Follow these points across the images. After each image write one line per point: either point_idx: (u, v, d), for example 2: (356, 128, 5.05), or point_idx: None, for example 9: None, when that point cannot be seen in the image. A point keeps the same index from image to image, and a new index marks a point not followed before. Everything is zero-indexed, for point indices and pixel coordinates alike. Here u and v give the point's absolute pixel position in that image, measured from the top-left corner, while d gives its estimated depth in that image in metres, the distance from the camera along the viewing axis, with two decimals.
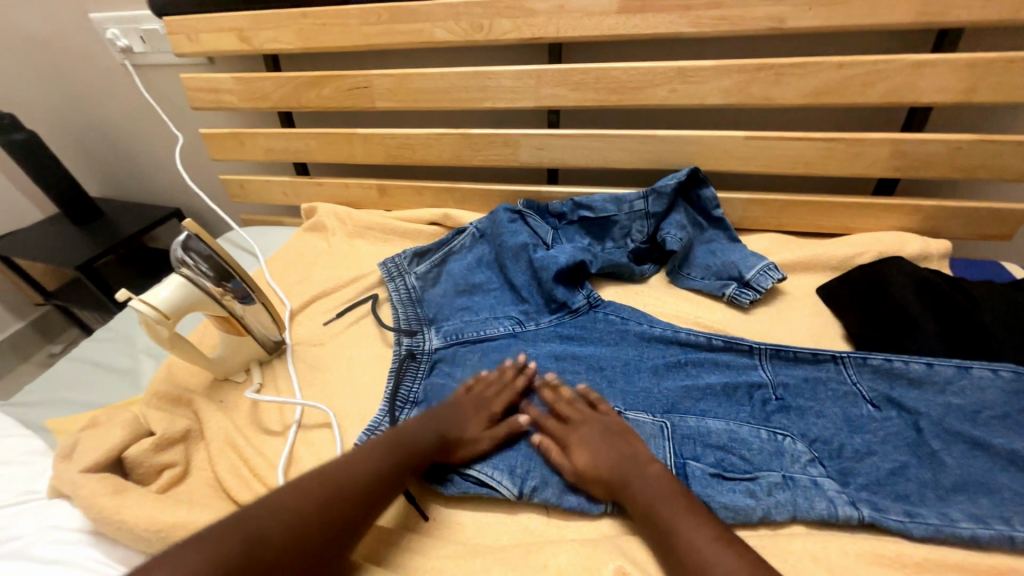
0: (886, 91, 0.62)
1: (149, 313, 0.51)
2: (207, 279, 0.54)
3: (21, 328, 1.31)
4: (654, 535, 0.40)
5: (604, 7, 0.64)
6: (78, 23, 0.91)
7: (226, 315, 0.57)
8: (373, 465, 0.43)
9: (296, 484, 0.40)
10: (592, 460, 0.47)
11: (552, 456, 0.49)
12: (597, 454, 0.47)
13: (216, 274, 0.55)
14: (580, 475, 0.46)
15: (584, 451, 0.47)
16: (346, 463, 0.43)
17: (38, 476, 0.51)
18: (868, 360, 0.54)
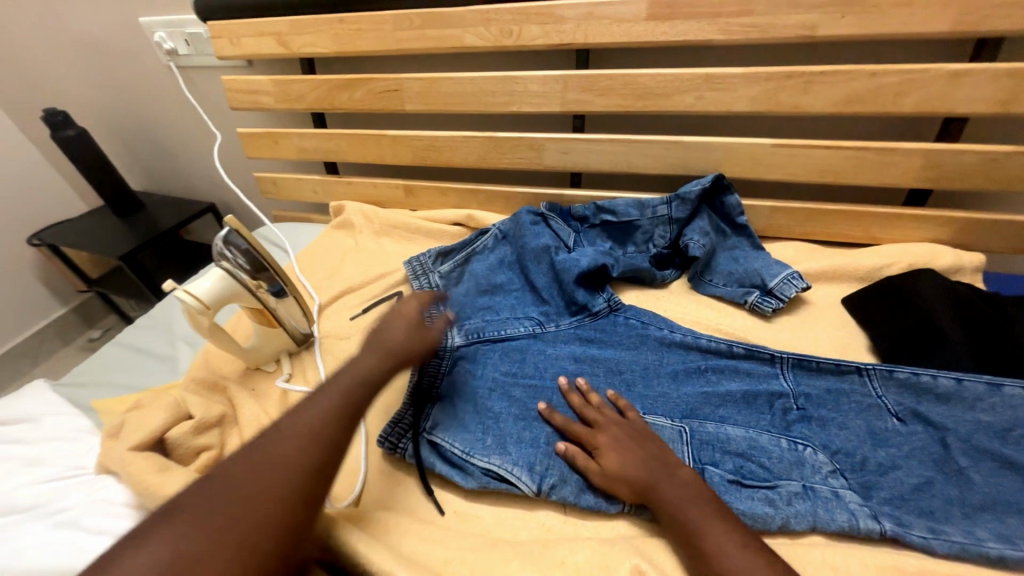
0: (920, 101, 0.61)
1: (192, 303, 0.53)
2: (244, 272, 0.57)
3: (63, 314, 1.38)
4: (682, 540, 0.41)
5: (633, 14, 0.64)
6: (127, 26, 0.96)
7: (260, 307, 0.60)
8: (322, 409, 0.42)
9: (253, 446, 0.38)
10: (623, 467, 0.46)
11: (578, 461, 0.48)
12: (628, 459, 0.47)
13: (252, 267, 0.59)
14: (612, 481, 0.46)
15: (614, 459, 0.47)
16: (280, 430, 0.40)
17: (85, 451, 0.54)
18: (895, 373, 0.53)
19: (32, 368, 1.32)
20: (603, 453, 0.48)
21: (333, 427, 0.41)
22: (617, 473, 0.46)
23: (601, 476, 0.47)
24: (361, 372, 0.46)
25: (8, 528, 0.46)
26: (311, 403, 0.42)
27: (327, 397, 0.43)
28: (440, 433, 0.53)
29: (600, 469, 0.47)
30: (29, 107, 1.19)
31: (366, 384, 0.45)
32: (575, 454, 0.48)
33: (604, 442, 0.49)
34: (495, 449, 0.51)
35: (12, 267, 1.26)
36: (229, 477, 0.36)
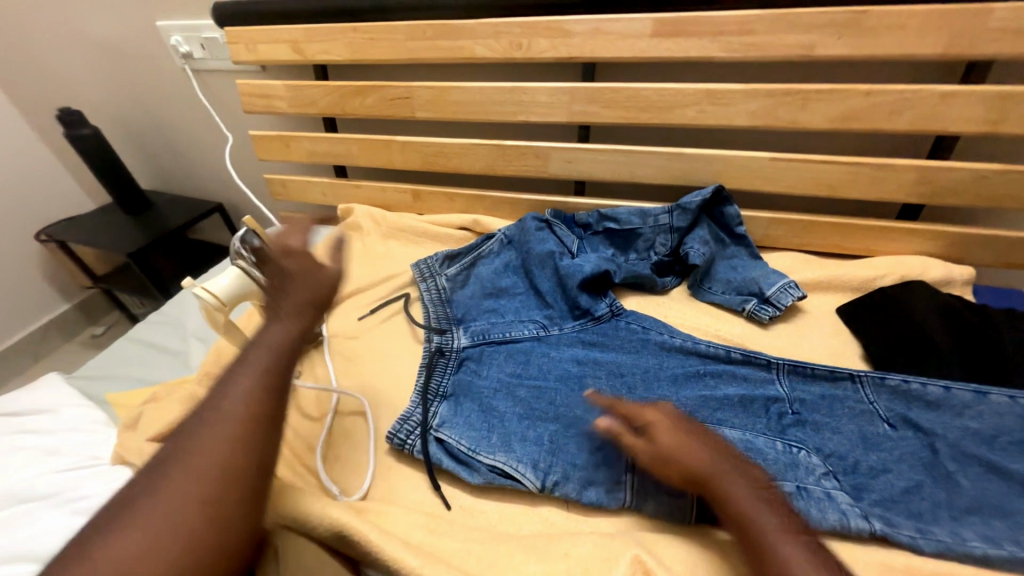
0: (912, 119, 0.63)
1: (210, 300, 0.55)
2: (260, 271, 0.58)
3: (67, 310, 1.39)
4: (738, 534, 0.38)
5: (639, 30, 0.67)
6: (144, 29, 0.98)
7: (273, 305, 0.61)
8: (247, 385, 0.38)
9: (180, 441, 0.34)
10: (678, 449, 0.44)
11: (630, 440, 0.46)
12: (682, 442, 0.44)
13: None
14: (664, 463, 0.43)
15: (668, 440, 0.44)
16: (198, 445, 0.34)
17: (102, 443, 0.56)
18: (886, 380, 0.55)
19: (32, 363, 1.33)
20: (655, 433, 0.45)
21: (264, 396, 0.37)
22: (670, 455, 0.43)
23: (653, 457, 0.44)
24: (277, 339, 0.41)
25: (27, 515, 0.47)
26: (227, 401, 0.36)
27: (246, 386, 0.37)
28: (447, 431, 0.55)
29: (652, 450, 0.44)
30: (41, 105, 1.21)
31: (289, 349, 0.41)
32: (624, 433, 0.46)
33: (655, 421, 0.46)
34: (501, 447, 0.53)
35: (18, 262, 1.27)
36: (153, 516, 0.31)
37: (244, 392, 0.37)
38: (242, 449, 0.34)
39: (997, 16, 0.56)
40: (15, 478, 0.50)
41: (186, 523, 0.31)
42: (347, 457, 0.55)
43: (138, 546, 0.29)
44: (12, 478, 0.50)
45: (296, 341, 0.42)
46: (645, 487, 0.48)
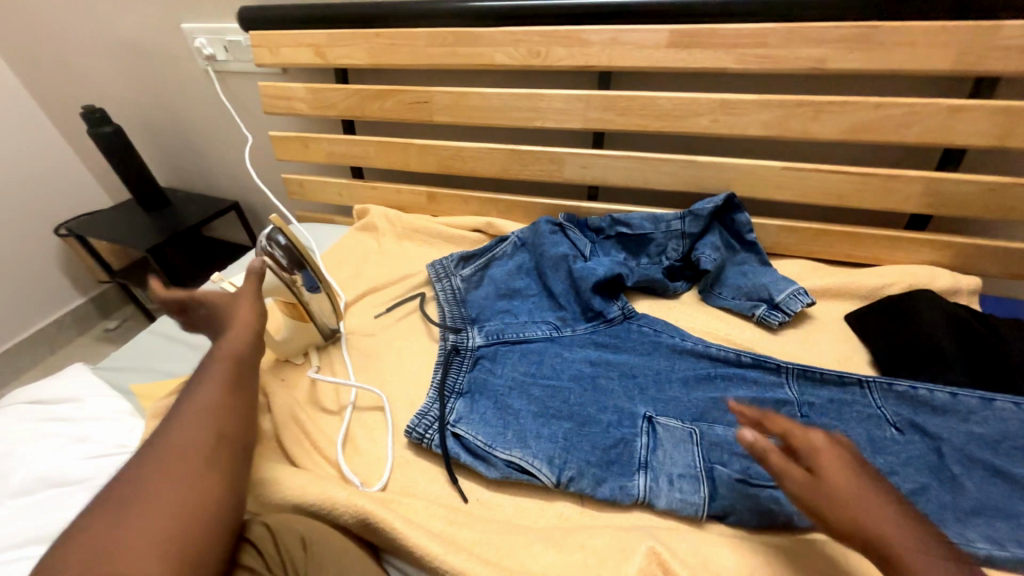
0: (921, 132, 0.65)
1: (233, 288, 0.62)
2: (284, 269, 0.61)
3: (82, 303, 1.41)
4: None
5: (655, 41, 0.69)
6: (169, 30, 1.01)
7: (294, 300, 0.63)
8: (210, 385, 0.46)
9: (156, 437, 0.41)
10: (846, 491, 0.39)
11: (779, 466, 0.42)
12: (856, 491, 0.39)
13: (290, 263, 0.61)
14: (820, 499, 0.39)
15: (834, 477, 0.40)
16: (164, 433, 0.41)
17: (129, 431, 0.57)
18: (894, 386, 0.56)
19: (48, 355, 1.35)
20: (819, 465, 0.41)
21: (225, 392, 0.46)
22: (834, 495, 0.39)
23: (808, 489, 0.40)
24: (233, 349, 0.49)
25: (63, 499, 0.50)
26: (188, 400, 0.44)
27: (210, 386, 0.46)
28: (464, 426, 0.56)
29: (810, 482, 0.40)
30: (64, 103, 1.23)
31: (237, 356, 0.49)
32: (775, 455, 0.42)
33: (824, 453, 0.41)
34: (517, 443, 0.54)
35: (38, 256, 1.29)
36: (130, 486, 0.37)
37: (201, 392, 0.45)
38: (206, 428, 0.42)
39: (1006, 33, 0.58)
40: (48, 463, 0.53)
41: (160, 483, 0.37)
42: (365, 450, 0.57)
43: (117, 505, 0.36)
44: (45, 463, 0.53)
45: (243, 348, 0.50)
46: (658, 484, 0.50)
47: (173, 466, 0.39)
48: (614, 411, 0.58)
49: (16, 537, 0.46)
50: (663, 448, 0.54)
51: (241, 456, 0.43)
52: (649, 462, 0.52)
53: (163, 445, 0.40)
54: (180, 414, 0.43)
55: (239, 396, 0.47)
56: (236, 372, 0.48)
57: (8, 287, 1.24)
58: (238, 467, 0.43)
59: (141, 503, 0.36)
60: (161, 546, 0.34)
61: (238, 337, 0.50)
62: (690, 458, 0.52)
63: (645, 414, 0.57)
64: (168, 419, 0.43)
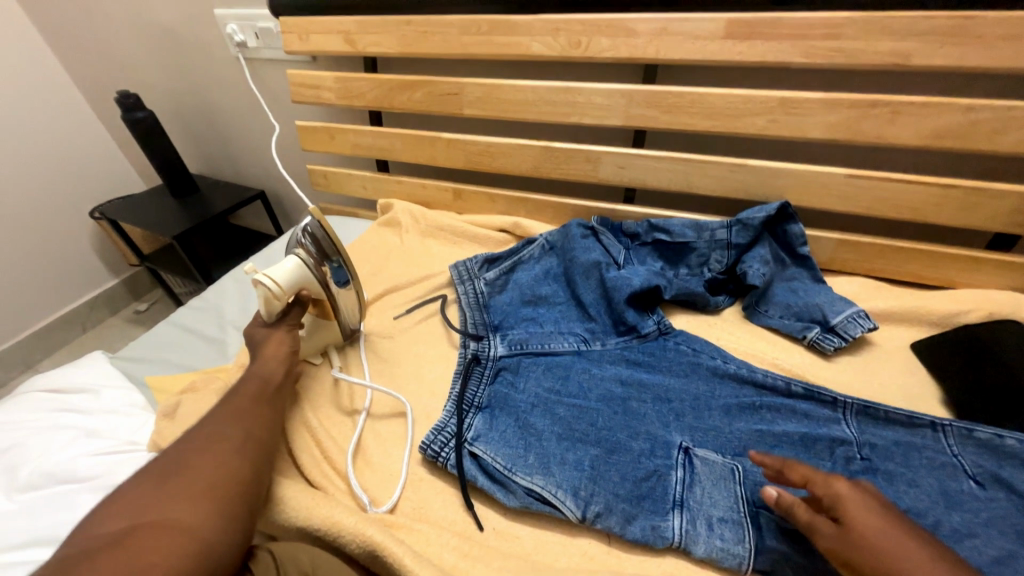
0: (1018, 140, 0.56)
1: (270, 289, 0.55)
2: (313, 259, 0.59)
3: (115, 285, 1.44)
4: None
5: (710, 31, 0.62)
6: (204, 17, 1.00)
7: (321, 293, 0.60)
8: (245, 394, 0.50)
9: (191, 431, 0.45)
10: (879, 541, 0.37)
11: (801, 517, 0.40)
12: (885, 534, 0.37)
13: (320, 253, 0.60)
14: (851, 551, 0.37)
15: (864, 525, 0.38)
16: (204, 425, 0.46)
17: (140, 427, 0.56)
18: (974, 433, 0.50)
19: (79, 334, 1.38)
20: (846, 514, 0.39)
21: (256, 403, 0.50)
22: (865, 545, 0.37)
23: (837, 543, 0.38)
24: (267, 369, 0.54)
25: (68, 497, 0.48)
26: (228, 402, 0.49)
27: (243, 394, 0.50)
28: (483, 446, 0.52)
29: (839, 534, 0.38)
30: (102, 87, 1.25)
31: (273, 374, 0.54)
32: (799, 508, 0.41)
33: (851, 501, 0.39)
34: (538, 469, 0.50)
35: (74, 238, 1.32)
36: (172, 462, 0.41)
37: (241, 395, 0.50)
38: (239, 428, 0.46)
39: None
40: (57, 457, 0.51)
41: (198, 463, 0.41)
42: (378, 465, 0.54)
43: (161, 476, 0.40)
44: (55, 456, 0.51)
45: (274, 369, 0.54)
46: (694, 528, 0.45)
47: (210, 451, 0.43)
48: (646, 438, 0.53)
49: (20, 536, 0.45)
50: (700, 486, 0.48)
51: (267, 456, 0.47)
52: (685, 501, 0.47)
53: (202, 435, 0.44)
54: (221, 411, 0.48)
55: (269, 407, 0.51)
56: (269, 386, 0.52)
57: (45, 266, 1.28)
58: (264, 462, 0.46)
59: (177, 476, 0.40)
60: (191, 514, 0.37)
61: (276, 358, 0.56)
62: (731, 499, 0.47)
63: (681, 444, 0.52)
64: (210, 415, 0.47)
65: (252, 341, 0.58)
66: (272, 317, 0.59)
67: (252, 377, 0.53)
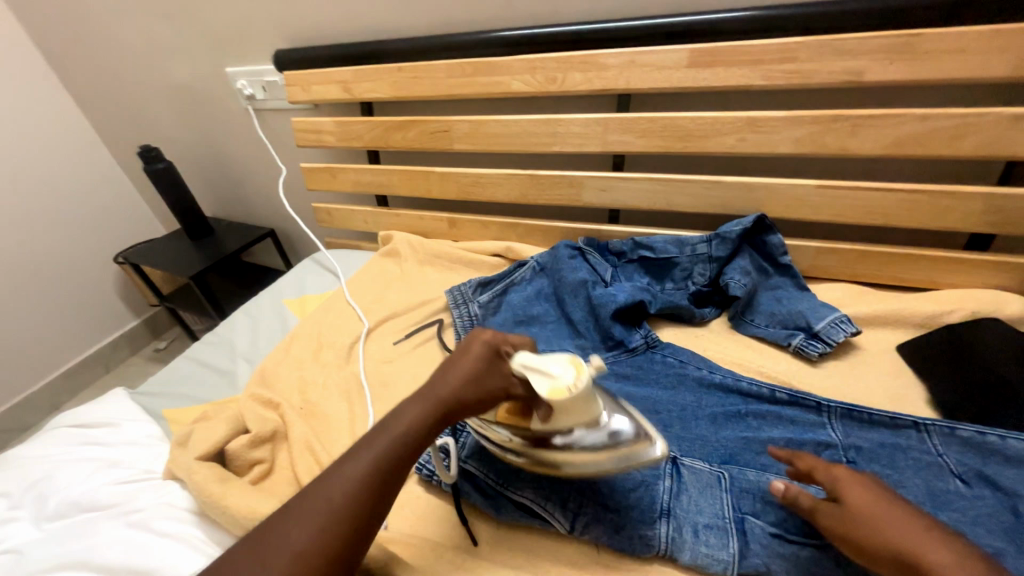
0: (979, 144, 0.59)
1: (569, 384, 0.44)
2: (591, 438, 0.46)
3: (136, 325, 1.51)
4: None
5: (675, 62, 0.67)
6: (217, 74, 1.09)
7: (542, 432, 0.47)
8: (365, 471, 0.39)
9: (298, 508, 0.37)
10: (868, 509, 0.39)
11: (802, 501, 0.42)
12: (875, 505, 0.39)
13: (589, 449, 0.46)
14: (850, 527, 0.39)
15: (854, 497, 0.40)
16: (306, 508, 0.36)
17: (155, 457, 0.60)
18: (957, 431, 0.50)
19: (103, 374, 1.45)
20: (841, 492, 0.41)
21: (370, 487, 0.38)
22: (863, 520, 0.38)
23: (834, 517, 0.40)
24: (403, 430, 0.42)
25: (90, 523, 0.51)
26: (339, 477, 0.38)
27: (360, 470, 0.39)
28: (475, 463, 0.53)
29: (834, 510, 0.40)
30: (125, 141, 1.35)
31: (401, 443, 0.41)
32: (804, 494, 0.43)
33: (844, 481, 0.41)
34: (529, 482, 0.51)
35: (97, 282, 1.40)
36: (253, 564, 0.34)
37: (355, 474, 0.38)
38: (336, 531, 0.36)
39: None
40: (81, 488, 0.55)
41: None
42: None
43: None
44: (78, 487, 0.55)
45: (410, 435, 0.42)
46: (681, 535, 0.46)
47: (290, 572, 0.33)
48: None
49: (45, 562, 0.48)
50: (688, 494, 0.49)
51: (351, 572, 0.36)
52: (673, 509, 0.48)
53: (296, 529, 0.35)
54: (327, 488, 0.38)
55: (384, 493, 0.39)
56: (394, 459, 0.40)
57: (73, 310, 1.36)
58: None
59: None
60: None
61: (413, 413, 0.43)
62: (717, 506, 0.48)
63: (669, 454, 0.53)
64: (313, 488, 0.38)
65: (457, 365, 0.47)
66: (523, 374, 0.46)
67: (378, 441, 0.41)
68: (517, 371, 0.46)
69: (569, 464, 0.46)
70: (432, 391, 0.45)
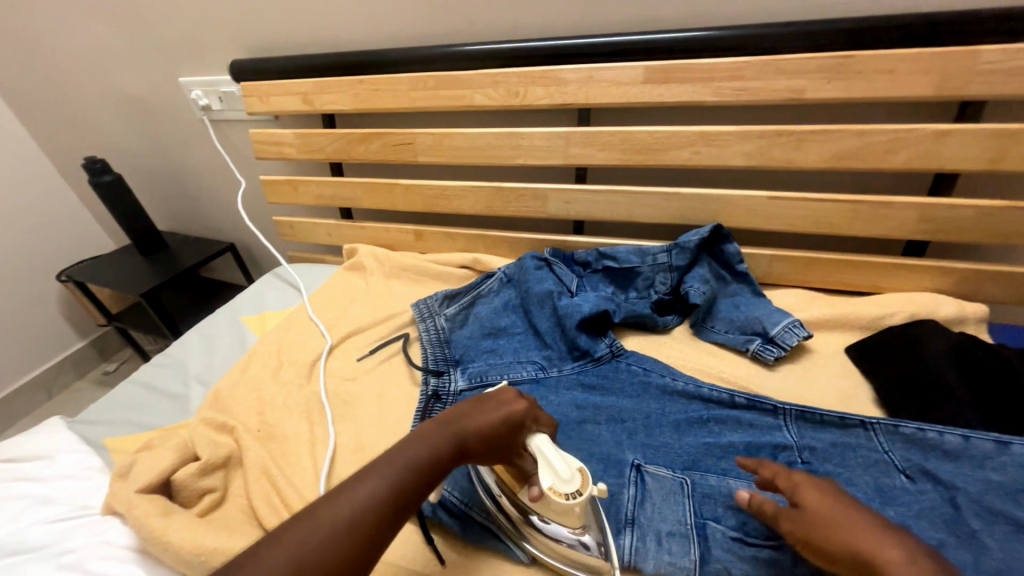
0: (909, 157, 0.63)
1: (568, 491, 0.41)
2: (563, 541, 0.45)
3: (82, 347, 1.42)
4: None
5: (631, 78, 0.69)
6: (170, 83, 1.05)
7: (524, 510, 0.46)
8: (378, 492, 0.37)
9: (304, 519, 0.35)
10: (826, 510, 0.40)
11: (766, 509, 0.43)
12: (832, 507, 0.40)
13: (558, 548, 0.45)
14: (810, 529, 0.40)
15: (811, 500, 0.41)
16: (312, 520, 0.35)
17: (94, 491, 0.55)
18: (900, 428, 0.53)
19: (45, 401, 1.34)
20: (800, 496, 0.42)
21: (381, 510, 0.36)
22: (820, 521, 0.40)
23: (795, 522, 0.41)
24: (420, 457, 0.40)
25: (15, 567, 0.47)
26: (349, 496, 0.36)
27: (374, 489, 0.37)
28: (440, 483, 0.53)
29: (795, 515, 0.41)
30: (70, 153, 1.28)
31: (415, 473, 0.39)
32: (766, 500, 0.44)
33: (802, 485, 0.43)
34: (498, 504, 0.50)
35: (38, 302, 1.31)
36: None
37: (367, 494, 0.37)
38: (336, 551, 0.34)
39: (986, 59, 0.57)
40: (7, 529, 0.50)
41: None
42: None
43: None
44: (4, 529, 0.51)
45: (426, 464, 0.40)
46: (644, 546, 0.46)
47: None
48: (600, 460, 0.55)
49: None
50: (651, 502, 0.50)
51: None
52: (637, 518, 0.48)
53: (298, 540, 0.33)
54: (337, 504, 0.36)
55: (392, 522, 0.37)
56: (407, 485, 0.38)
57: (10, 332, 1.26)
58: None
59: None
60: None
61: (434, 441, 0.42)
62: (680, 513, 0.48)
63: (633, 462, 0.54)
64: (323, 502, 0.36)
65: (487, 407, 0.46)
66: (535, 454, 0.44)
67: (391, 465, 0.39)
68: (531, 451, 0.44)
69: (536, 544, 0.47)
70: (458, 428, 0.43)
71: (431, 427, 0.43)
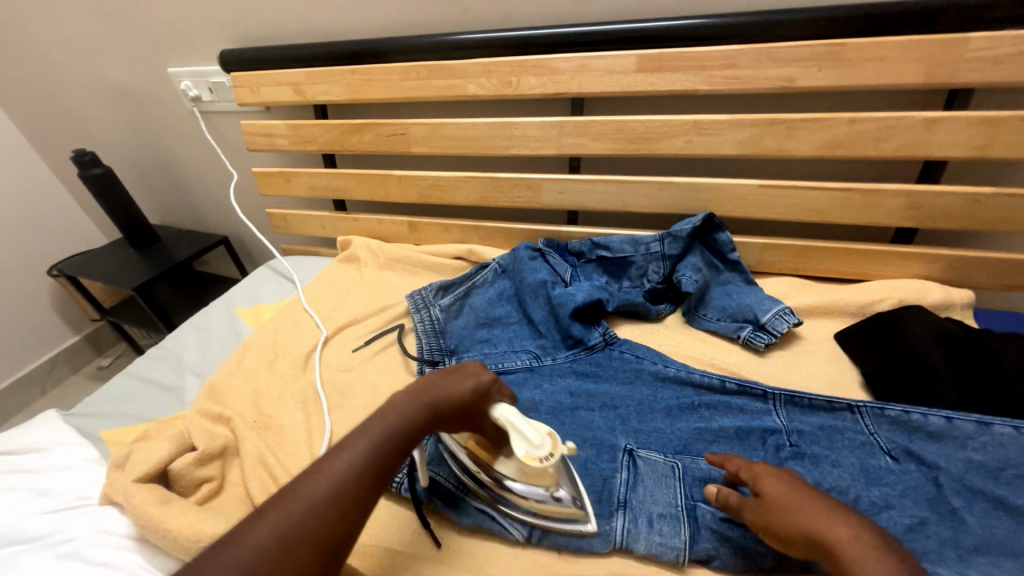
0: (898, 145, 0.64)
1: (541, 452, 0.43)
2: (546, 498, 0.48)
3: (76, 342, 1.41)
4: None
5: (625, 66, 0.69)
6: (159, 74, 1.04)
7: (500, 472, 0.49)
8: (356, 463, 0.38)
9: (285, 495, 0.36)
10: (783, 496, 0.41)
11: (732, 501, 0.44)
12: (789, 492, 0.41)
13: (542, 508, 0.48)
14: (771, 518, 0.41)
15: (770, 488, 0.42)
16: (293, 496, 0.36)
17: (92, 481, 0.56)
18: (886, 410, 0.54)
19: (39, 397, 1.33)
20: (759, 485, 0.43)
21: (360, 479, 0.38)
22: (779, 508, 0.41)
23: (757, 512, 0.42)
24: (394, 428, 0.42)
25: (14, 556, 0.47)
26: (328, 469, 0.38)
27: (351, 461, 0.38)
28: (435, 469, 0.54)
29: (758, 505, 0.42)
30: (58, 146, 1.26)
31: (392, 443, 0.41)
32: (731, 493, 0.45)
33: (762, 475, 0.44)
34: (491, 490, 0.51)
35: (31, 297, 1.30)
36: (229, 556, 0.32)
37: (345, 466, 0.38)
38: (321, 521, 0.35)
39: (975, 46, 0.57)
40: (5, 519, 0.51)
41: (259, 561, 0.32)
42: None
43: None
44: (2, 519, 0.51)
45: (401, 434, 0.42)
46: (637, 527, 0.47)
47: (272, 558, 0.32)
48: (592, 446, 0.55)
49: None
50: (643, 485, 0.51)
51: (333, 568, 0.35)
52: (628, 501, 0.49)
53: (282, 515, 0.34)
54: (317, 478, 0.37)
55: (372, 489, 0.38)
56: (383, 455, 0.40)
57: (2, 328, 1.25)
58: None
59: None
60: None
61: (406, 412, 0.43)
62: (671, 496, 0.49)
63: (625, 447, 0.55)
64: (302, 479, 0.37)
65: (455, 377, 0.47)
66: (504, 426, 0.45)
67: (367, 437, 0.41)
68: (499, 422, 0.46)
69: (517, 509, 0.49)
70: (428, 398, 0.45)
71: (403, 398, 0.45)
